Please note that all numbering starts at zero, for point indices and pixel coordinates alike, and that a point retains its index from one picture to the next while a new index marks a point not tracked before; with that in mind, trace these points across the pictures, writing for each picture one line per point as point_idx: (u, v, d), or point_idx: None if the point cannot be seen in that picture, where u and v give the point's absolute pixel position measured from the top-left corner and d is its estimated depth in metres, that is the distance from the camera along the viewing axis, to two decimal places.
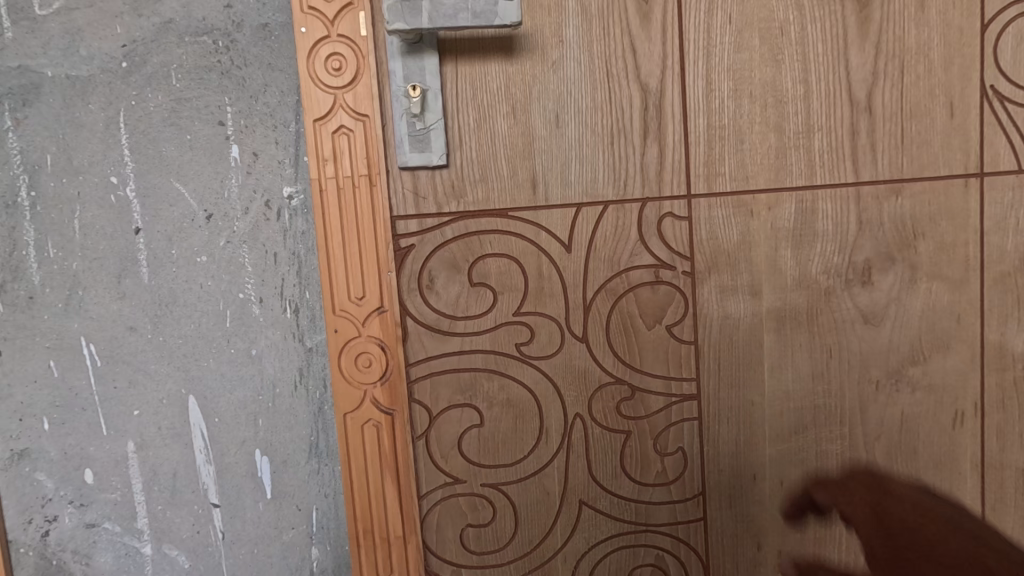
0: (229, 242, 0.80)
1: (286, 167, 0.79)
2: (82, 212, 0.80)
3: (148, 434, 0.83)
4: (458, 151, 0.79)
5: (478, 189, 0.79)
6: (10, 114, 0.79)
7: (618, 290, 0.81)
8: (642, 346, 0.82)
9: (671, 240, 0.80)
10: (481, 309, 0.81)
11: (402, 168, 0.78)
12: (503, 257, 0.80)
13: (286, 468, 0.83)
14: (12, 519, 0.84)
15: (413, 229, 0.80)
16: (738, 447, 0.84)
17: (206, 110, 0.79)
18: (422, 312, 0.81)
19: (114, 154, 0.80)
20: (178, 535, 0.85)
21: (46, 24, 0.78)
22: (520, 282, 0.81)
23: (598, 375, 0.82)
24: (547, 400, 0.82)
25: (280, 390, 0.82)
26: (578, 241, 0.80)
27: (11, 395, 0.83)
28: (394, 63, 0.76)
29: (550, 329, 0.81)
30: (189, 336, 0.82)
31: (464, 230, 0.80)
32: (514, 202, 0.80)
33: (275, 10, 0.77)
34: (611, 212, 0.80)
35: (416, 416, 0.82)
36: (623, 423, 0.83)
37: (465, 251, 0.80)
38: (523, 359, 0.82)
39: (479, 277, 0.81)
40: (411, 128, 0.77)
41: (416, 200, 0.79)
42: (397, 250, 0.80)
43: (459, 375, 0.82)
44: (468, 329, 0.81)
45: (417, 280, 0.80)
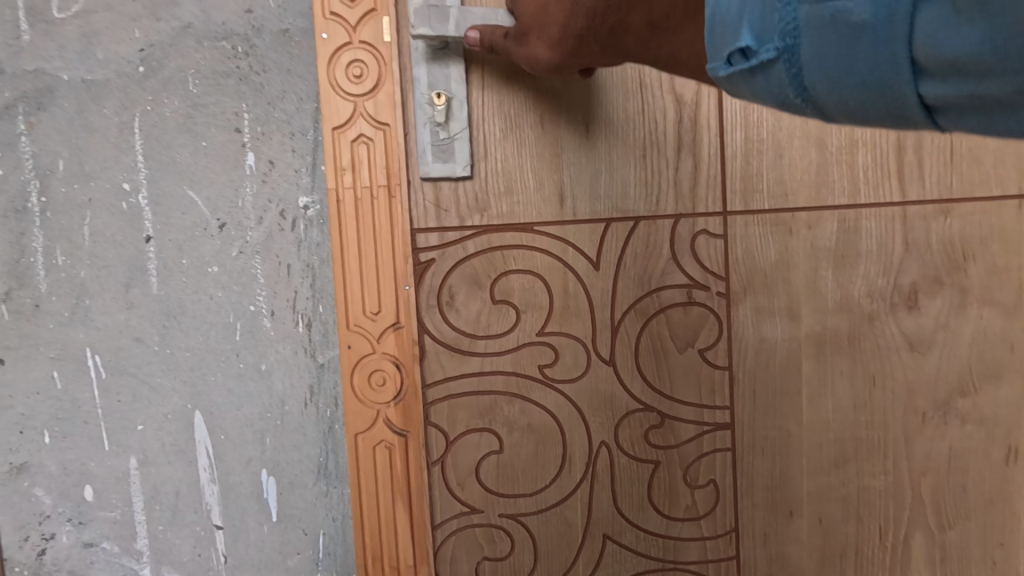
0: (241, 252, 0.77)
1: (303, 176, 0.76)
2: (93, 219, 0.78)
3: (151, 450, 0.80)
4: (486, 162, 0.76)
5: (504, 201, 0.76)
6: (23, 117, 0.77)
7: (648, 310, 0.77)
8: (672, 371, 0.78)
9: (705, 258, 0.77)
10: (503, 328, 0.77)
11: (425, 179, 0.75)
12: (528, 274, 0.77)
13: (293, 490, 0.79)
14: (7, 536, 0.81)
15: (434, 243, 0.76)
16: (773, 480, 0.79)
17: (222, 117, 0.76)
18: (441, 329, 0.77)
19: (127, 160, 0.77)
20: (178, 557, 0.81)
21: (64, 26, 0.76)
22: (545, 301, 0.77)
23: (626, 402, 0.78)
24: (571, 425, 0.78)
25: (289, 408, 0.79)
26: (607, 259, 0.77)
27: (12, 406, 0.80)
28: (418, 69, 0.73)
29: (575, 350, 0.77)
30: (197, 349, 0.79)
31: (487, 244, 0.76)
32: (540, 215, 0.76)
33: (296, 16, 0.75)
34: (643, 228, 0.77)
35: (432, 440, 0.78)
36: (650, 451, 0.78)
37: (487, 266, 0.77)
38: (546, 381, 0.78)
39: (502, 294, 0.77)
40: (434, 138, 0.74)
41: (437, 213, 0.76)
42: (418, 264, 0.76)
43: (479, 398, 0.78)
44: (489, 348, 0.77)
45: (437, 297, 0.77)
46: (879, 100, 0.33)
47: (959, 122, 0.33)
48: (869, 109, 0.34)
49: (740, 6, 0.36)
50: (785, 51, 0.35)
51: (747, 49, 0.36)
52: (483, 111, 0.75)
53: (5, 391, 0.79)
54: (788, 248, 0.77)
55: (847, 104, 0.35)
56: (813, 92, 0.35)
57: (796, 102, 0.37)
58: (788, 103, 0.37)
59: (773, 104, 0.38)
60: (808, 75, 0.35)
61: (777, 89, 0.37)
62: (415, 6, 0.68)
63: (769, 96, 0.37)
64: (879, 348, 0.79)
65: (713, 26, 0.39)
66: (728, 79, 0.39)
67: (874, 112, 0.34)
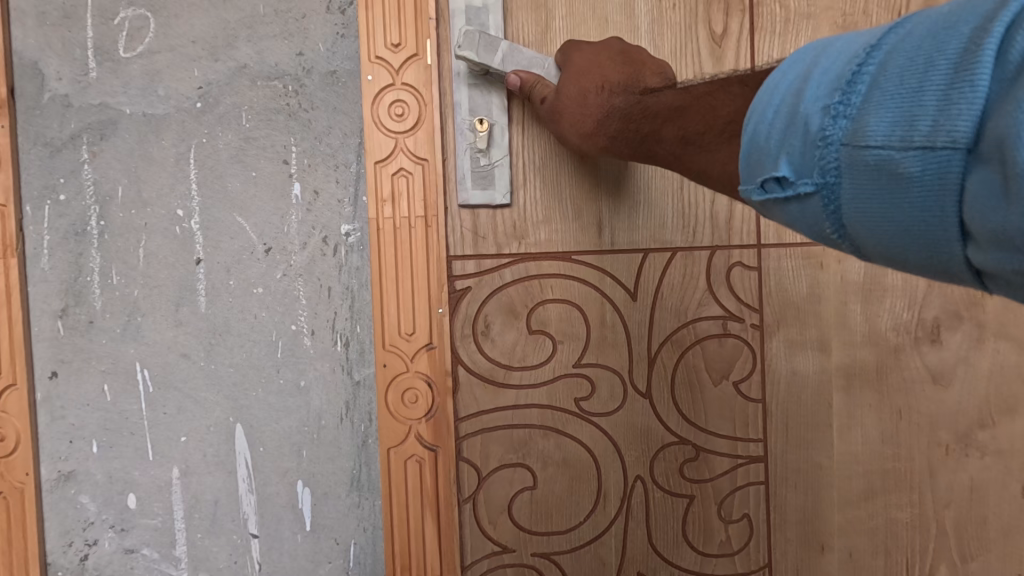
0: (285, 275, 0.83)
1: (345, 205, 0.82)
2: (147, 241, 0.84)
3: (193, 461, 0.84)
4: (524, 193, 0.82)
5: (541, 231, 0.82)
6: (87, 147, 0.83)
7: (684, 341, 0.83)
8: (707, 404, 0.84)
9: (739, 291, 0.83)
10: (539, 358, 0.82)
11: (463, 204, 0.81)
12: (565, 303, 0.82)
13: (326, 501, 0.84)
14: (53, 541, 0.85)
15: (471, 270, 0.82)
16: (801, 511, 0.85)
17: (272, 149, 0.82)
18: (475, 360, 0.82)
19: (181, 188, 0.83)
20: (215, 564, 0.84)
21: (128, 65, 0.83)
22: (582, 331, 0.82)
23: (663, 435, 0.84)
24: (607, 459, 0.83)
25: (326, 422, 0.83)
26: (644, 290, 0.83)
27: (64, 417, 0.84)
28: (459, 95, 0.80)
29: (608, 380, 0.83)
30: (240, 365, 0.84)
31: (525, 273, 0.82)
32: (577, 244, 0.82)
33: (344, 59, 0.82)
34: (679, 259, 0.83)
35: (463, 473, 0.82)
36: (680, 481, 0.84)
37: (524, 295, 0.82)
38: (580, 411, 0.83)
39: (538, 324, 0.82)
40: (475, 164, 0.80)
41: (475, 240, 0.82)
42: (453, 291, 0.82)
43: (514, 431, 0.82)
44: (525, 380, 0.82)
45: (473, 325, 0.82)
46: (920, 249, 0.35)
47: (1009, 291, 0.33)
48: (910, 254, 0.35)
49: (782, 139, 0.40)
50: (824, 188, 0.38)
51: (784, 179, 0.40)
52: (520, 141, 0.81)
53: (59, 402, 0.84)
54: (818, 280, 0.84)
55: (886, 246, 0.37)
56: (848, 229, 0.38)
57: (834, 235, 0.40)
58: (825, 235, 0.40)
59: (809, 232, 0.41)
60: (844, 214, 0.38)
61: (813, 220, 0.40)
62: (467, 33, 0.76)
63: (805, 223, 0.41)
64: (904, 381, 0.84)
65: (751, 153, 0.43)
66: (760, 202, 0.43)
67: (914, 258, 0.36)
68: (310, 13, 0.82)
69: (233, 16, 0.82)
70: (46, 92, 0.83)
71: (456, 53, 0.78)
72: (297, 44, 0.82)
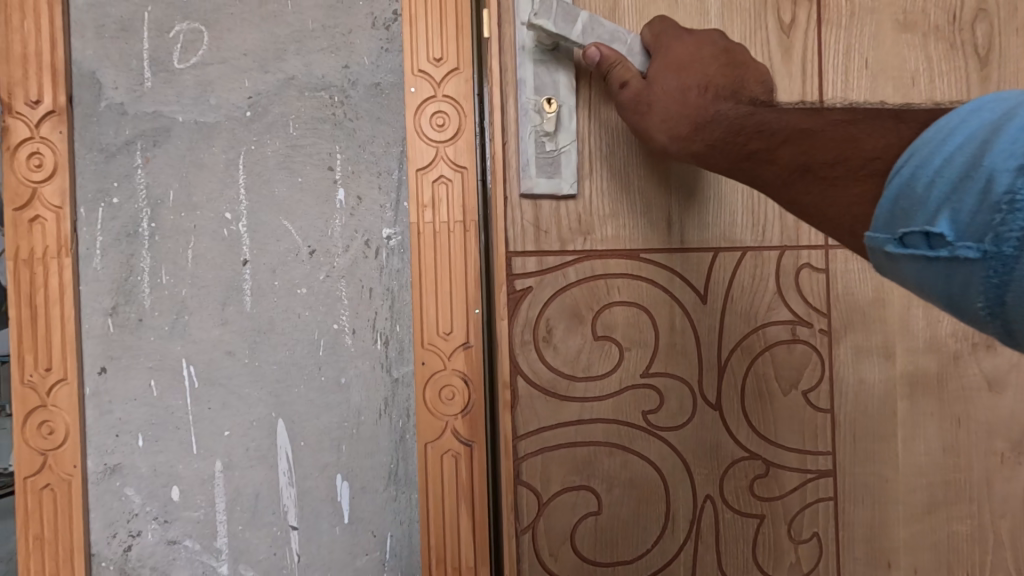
0: (328, 276, 0.87)
1: (387, 210, 0.86)
2: (196, 243, 0.87)
3: (236, 454, 0.87)
4: (586, 188, 0.81)
5: (607, 226, 0.81)
6: (141, 153, 0.87)
7: (755, 347, 0.83)
8: (778, 417, 0.83)
9: (807, 297, 0.84)
10: (605, 367, 0.81)
11: (526, 192, 0.79)
12: (632, 306, 0.81)
13: (364, 494, 0.87)
14: (97, 532, 0.88)
15: (533, 268, 0.80)
16: (869, 532, 0.84)
17: (318, 156, 0.87)
18: (536, 369, 0.80)
19: (230, 192, 0.87)
20: (255, 556, 0.87)
21: (182, 75, 0.87)
22: (651, 337, 0.82)
23: (732, 450, 0.83)
24: (675, 478, 0.82)
25: (365, 418, 0.87)
26: (714, 292, 0.83)
27: (111, 411, 0.88)
28: (524, 71, 0.78)
29: (675, 392, 0.82)
30: (284, 362, 0.87)
31: (590, 273, 0.81)
32: (645, 242, 0.82)
33: (387, 72, 0.87)
34: (750, 258, 0.83)
35: (522, 497, 0.79)
36: (746, 497, 0.83)
37: (589, 296, 0.81)
38: (647, 424, 0.81)
39: (602, 329, 0.81)
40: (540, 149, 0.79)
41: (537, 234, 0.80)
42: (512, 292, 0.80)
43: (575, 452, 0.80)
44: (589, 391, 0.81)
45: (533, 331, 0.80)
46: None
47: None
48: None
49: (947, 191, 0.34)
50: (992, 258, 0.31)
51: (936, 235, 0.34)
52: (585, 126, 0.80)
53: (106, 397, 0.87)
54: (881, 288, 0.85)
55: None
56: (1006, 310, 0.31)
57: (980, 312, 0.33)
58: (968, 307, 0.34)
59: (942, 299, 0.36)
60: (1009, 293, 0.31)
61: (959, 290, 0.34)
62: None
63: (942, 287, 0.35)
64: (963, 390, 0.85)
65: (896, 197, 0.37)
66: (894, 254, 0.37)
67: None
68: (356, 28, 0.87)
69: (283, 31, 0.87)
70: (103, 99, 0.88)
71: (528, 24, 0.76)
72: (343, 57, 0.86)
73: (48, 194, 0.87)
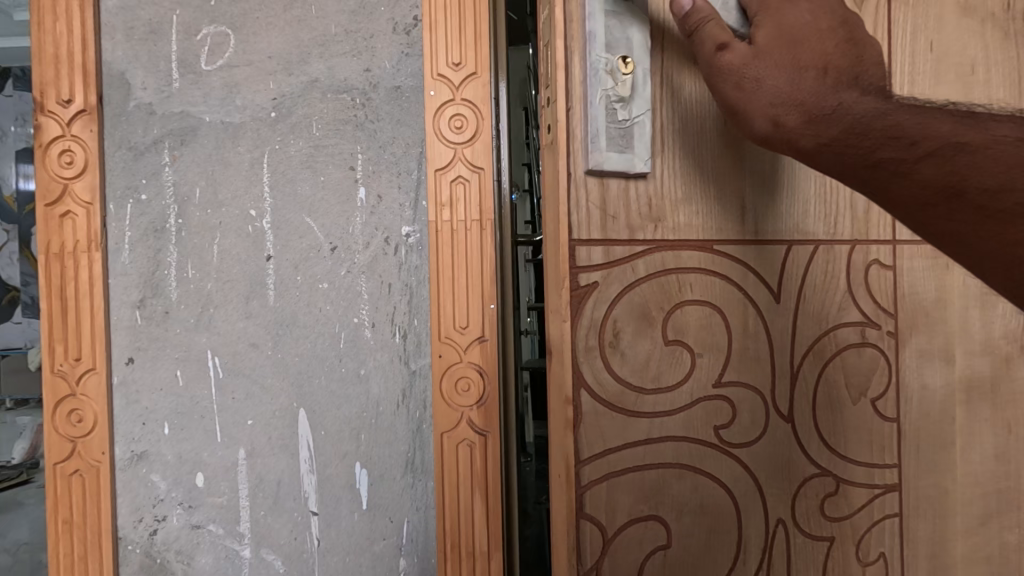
0: (349, 272, 0.90)
1: (406, 209, 0.90)
2: (222, 239, 0.91)
3: (258, 442, 0.91)
4: (661, 166, 0.59)
5: (679, 210, 0.59)
6: (168, 151, 0.90)
7: (825, 352, 0.63)
8: (846, 426, 0.64)
9: (875, 291, 0.65)
10: (676, 377, 0.59)
11: (592, 172, 0.56)
12: (705, 305, 0.60)
13: (382, 482, 0.90)
14: (124, 517, 0.91)
15: (598, 260, 0.57)
16: (934, 552, 0.65)
17: (340, 156, 0.90)
18: (601, 382, 0.57)
19: (255, 190, 0.90)
20: (277, 540, 0.91)
21: (209, 77, 0.90)
22: (725, 341, 0.60)
23: (802, 468, 0.62)
24: (748, 503, 0.60)
25: (384, 408, 0.90)
26: (788, 289, 0.62)
27: (138, 401, 0.91)
28: (595, 21, 0.54)
29: (749, 403, 0.61)
30: (305, 355, 0.90)
31: (662, 265, 0.59)
32: (720, 232, 0.60)
33: (407, 76, 0.90)
34: (819, 254, 0.63)
35: (585, 533, 0.56)
36: (824, 527, 0.63)
37: (659, 294, 0.59)
38: (720, 444, 0.60)
39: (673, 332, 0.59)
40: (611, 118, 0.56)
41: (603, 220, 0.57)
42: (576, 289, 0.57)
43: (644, 474, 0.58)
44: (660, 407, 0.58)
45: (598, 335, 0.57)
46: None
47: None
48: None
49: None
50: None
51: None
52: (655, 94, 0.58)
53: (133, 387, 0.91)
54: (945, 286, 0.66)
55: None
56: None
57: None
58: None
59: None
60: None
61: None
62: None
63: None
64: (1018, 395, 0.68)
65: None
66: None
67: None
68: (378, 33, 0.90)
69: (307, 35, 0.90)
70: (132, 100, 0.91)
71: None
72: (365, 61, 0.90)
73: (78, 190, 0.90)
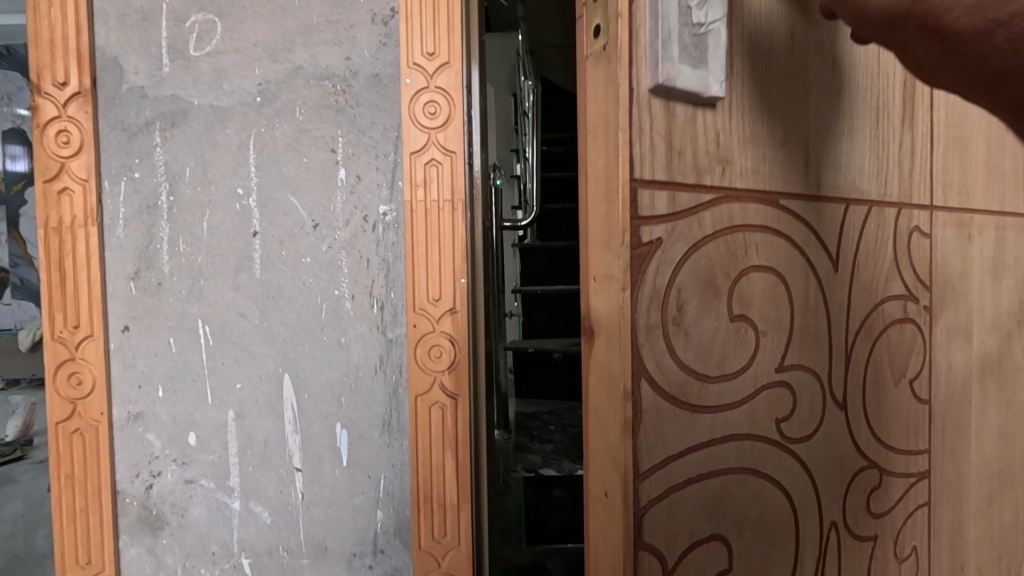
0: (331, 247, 0.97)
1: (384, 189, 0.96)
2: (211, 216, 0.97)
3: (247, 404, 0.98)
4: (732, 88, 0.42)
5: (749, 151, 0.43)
6: (160, 132, 0.96)
7: (874, 329, 0.53)
8: (890, 412, 0.55)
9: (915, 260, 0.56)
10: (739, 363, 0.43)
11: (655, 91, 0.38)
12: (768, 269, 0.45)
13: (361, 441, 0.98)
14: (122, 472, 0.99)
15: (663, 208, 0.39)
16: (953, 536, 0.61)
17: (322, 139, 0.96)
18: (663, 367, 0.39)
19: (242, 170, 0.97)
20: (264, 494, 0.99)
21: (198, 63, 0.96)
22: (787, 315, 0.46)
23: (854, 461, 0.52)
24: (805, 508, 0.48)
25: (363, 373, 0.98)
26: (846, 253, 0.50)
27: (135, 365, 0.98)
28: None
29: (812, 390, 0.48)
30: (291, 324, 0.98)
31: (729, 218, 0.42)
32: (786, 182, 0.45)
33: (385, 64, 0.96)
34: (872, 216, 0.52)
35: (643, 569, 0.39)
36: (872, 528, 0.53)
37: (727, 254, 0.42)
38: (786, 444, 0.46)
39: (740, 305, 0.43)
40: (683, 19, 0.38)
41: (669, 158, 0.39)
42: (637, 246, 0.38)
43: (706, 486, 0.42)
44: (724, 399, 0.42)
45: (661, 309, 0.39)
46: None
47: None
48: None
49: None
50: None
51: None
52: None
53: (130, 352, 0.98)
54: (968, 259, 0.61)
55: None
56: None
57: None
58: None
59: None
60: None
61: None
62: None
63: None
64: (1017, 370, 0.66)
65: None
66: None
67: None
68: (357, 24, 0.96)
69: (291, 24, 0.96)
70: (125, 83, 0.96)
71: None
72: (346, 50, 0.96)
73: (74, 168, 0.95)
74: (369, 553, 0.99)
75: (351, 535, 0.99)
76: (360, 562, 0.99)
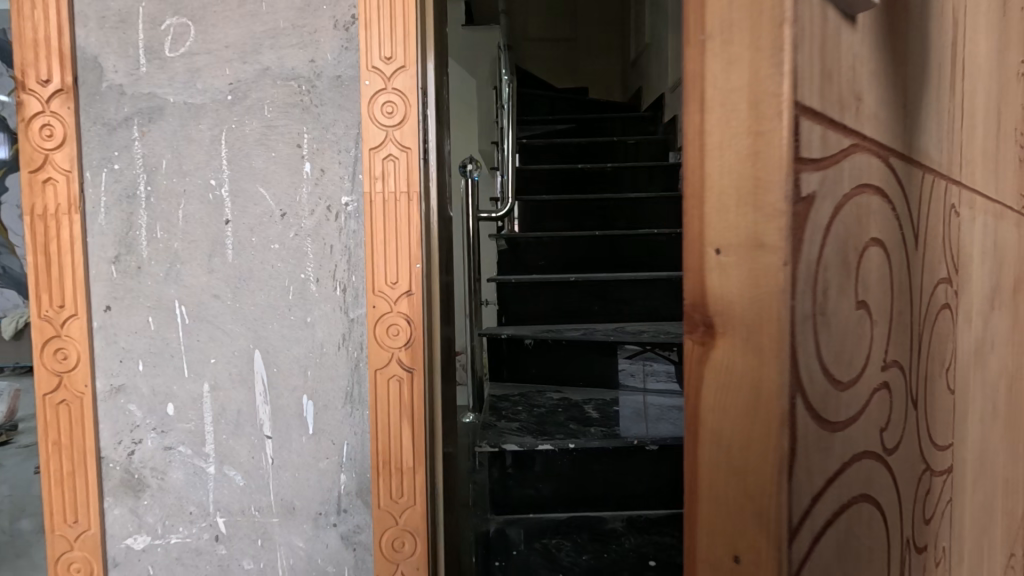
0: (297, 235, 1.06)
1: (345, 181, 1.05)
2: (186, 205, 1.06)
3: (220, 377, 1.08)
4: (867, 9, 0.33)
5: (873, 95, 0.34)
6: (138, 127, 1.05)
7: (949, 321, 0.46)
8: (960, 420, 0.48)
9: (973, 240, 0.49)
10: (862, 364, 0.35)
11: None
12: (885, 243, 0.36)
13: (327, 411, 1.08)
14: (106, 439, 1.08)
15: (814, 158, 0.29)
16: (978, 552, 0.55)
17: (288, 135, 1.05)
18: (813, 376, 0.29)
19: (215, 163, 1.05)
20: (237, 459, 1.08)
21: (173, 63, 1.04)
22: (898, 304, 0.38)
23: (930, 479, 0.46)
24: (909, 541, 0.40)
25: (327, 349, 1.07)
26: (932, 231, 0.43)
27: (117, 341, 1.07)
28: None
29: (902, 387, 0.39)
30: (261, 304, 1.07)
31: (862, 177, 0.33)
32: (893, 135, 0.37)
33: (347, 66, 1.04)
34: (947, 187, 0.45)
35: None
36: (928, 533, 0.44)
37: (857, 225, 0.33)
38: (885, 456, 0.38)
39: (864, 288, 0.34)
40: None
41: (823, 79, 0.29)
42: (797, 201, 0.28)
43: (842, 533, 0.33)
44: (850, 422, 0.34)
45: (812, 294, 0.29)
46: None
47: None
48: None
49: None
50: None
51: None
52: None
53: (112, 329, 1.06)
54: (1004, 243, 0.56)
55: None
56: None
57: None
58: None
59: None
60: None
61: None
62: None
63: None
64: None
65: None
66: None
67: None
68: (321, 29, 1.04)
69: (260, 28, 1.04)
70: (105, 81, 1.04)
71: None
72: (310, 53, 1.04)
73: (58, 159, 1.03)
74: (333, 512, 1.09)
75: (317, 495, 1.09)
76: (325, 520, 1.09)
